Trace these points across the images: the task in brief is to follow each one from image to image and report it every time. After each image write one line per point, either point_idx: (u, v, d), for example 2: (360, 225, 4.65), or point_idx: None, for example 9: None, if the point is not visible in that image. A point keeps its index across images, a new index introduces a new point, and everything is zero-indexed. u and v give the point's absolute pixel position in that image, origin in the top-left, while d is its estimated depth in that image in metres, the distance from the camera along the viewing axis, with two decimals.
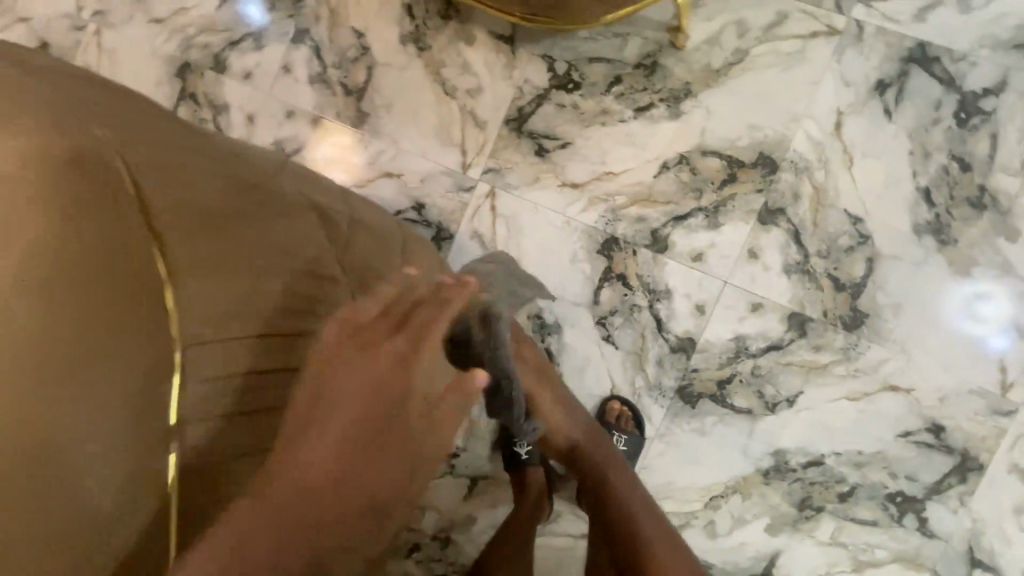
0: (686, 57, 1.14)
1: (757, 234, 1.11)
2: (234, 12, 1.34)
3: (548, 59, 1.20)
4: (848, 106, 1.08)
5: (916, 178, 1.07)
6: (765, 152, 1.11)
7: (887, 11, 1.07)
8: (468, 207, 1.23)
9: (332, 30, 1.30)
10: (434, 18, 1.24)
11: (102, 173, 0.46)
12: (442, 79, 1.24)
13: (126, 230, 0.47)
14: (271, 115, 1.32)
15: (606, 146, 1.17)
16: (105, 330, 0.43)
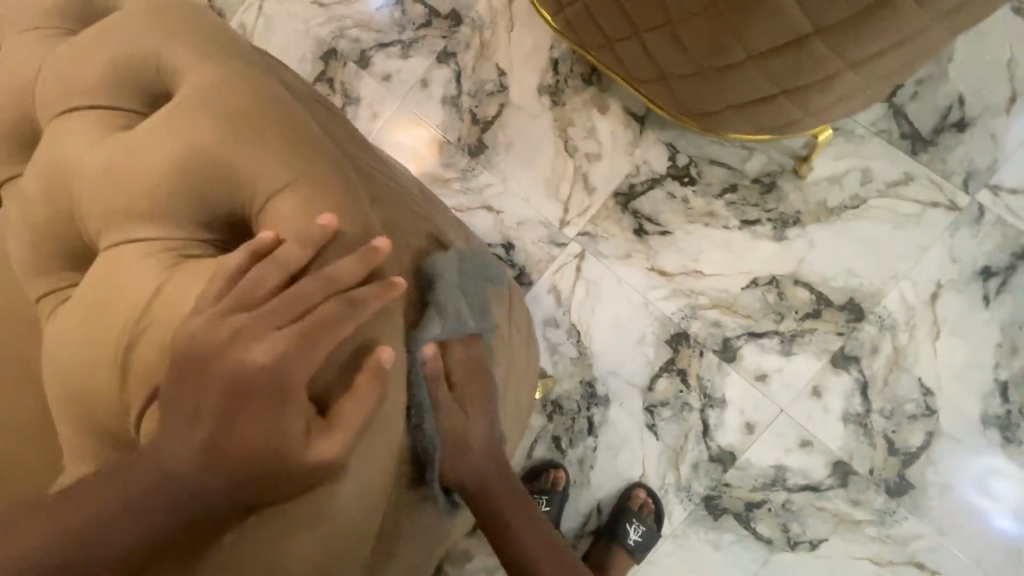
0: (804, 187, 1.17)
1: (825, 374, 1.13)
2: (393, 17, 1.42)
3: (671, 148, 1.24)
4: (950, 281, 1.10)
5: (996, 369, 1.08)
6: (856, 299, 1.13)
7: (1011, 204, 1.09)
8: (555, 261, 1.26)
9: (477, 60, 1.36)
10: (576, 79, 1.30)
11: (201, 181, 0.50)
12: (566, 136, 1.29)
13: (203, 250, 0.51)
14: (396, 121, 1.38)
15: (703, 245, 1.20)
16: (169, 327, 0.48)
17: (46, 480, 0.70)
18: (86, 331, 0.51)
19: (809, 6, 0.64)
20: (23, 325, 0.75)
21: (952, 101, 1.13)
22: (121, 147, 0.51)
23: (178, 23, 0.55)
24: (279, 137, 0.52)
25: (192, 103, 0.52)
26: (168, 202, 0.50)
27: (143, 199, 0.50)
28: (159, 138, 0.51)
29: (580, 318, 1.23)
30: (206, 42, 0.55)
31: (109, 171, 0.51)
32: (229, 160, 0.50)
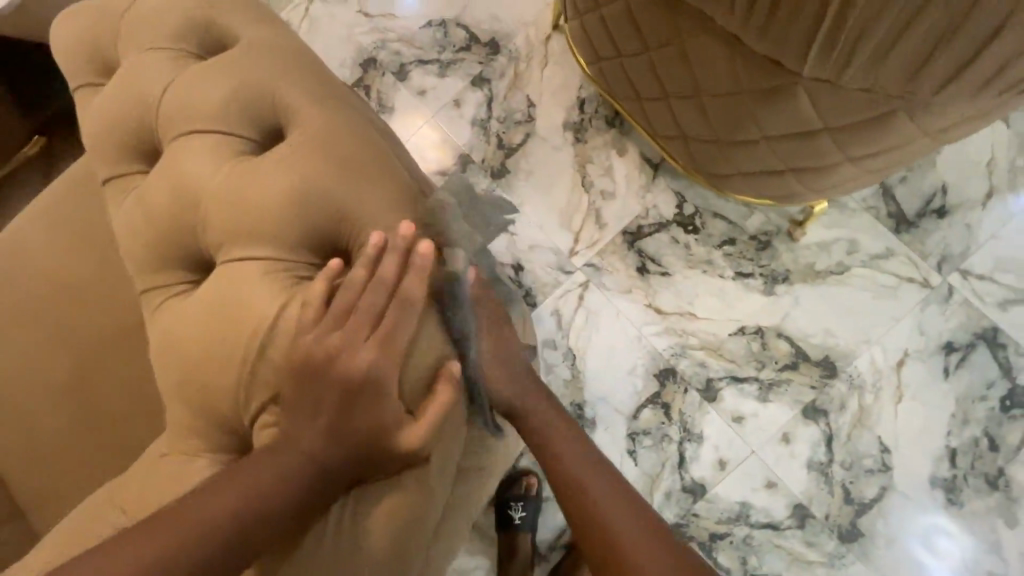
0: (796, 249, 1.27)
1: (796, 423, 1.22)
2: (433, 37, 1.49)
3: (680, 196, 1.34)
4: (916, 351, 1.21)
5: (948, 436, 1.18)
6: (831, 358, 1.23)
7: (977, 288, 1.21)
8: (560, 287, 1.34)
9: (510, 89, 1.44)
10: (600, 120, 1.39)
11: (312, 213, 0.52)
12: (584, 171, 1.38)
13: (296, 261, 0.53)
14: (426, 135, 1.45)
15: (698, 290, 1.30)
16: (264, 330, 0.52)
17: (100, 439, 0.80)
18: (192, 346, 0.53)
19: (820, 111, 0.72)
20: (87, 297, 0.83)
21: (936, 189, 1.24)
22: (246, 178, 0.52)
23: (285, 59, 0.56)
24: (388, 181, 0.56)
25: (311, 143, 0.53)
26: (289, 236, 0.52)
27: (266, 231, 0.52)
28: (285, 173, 0.52)
29: (576, 343, 1.31)
30: (316, 82, 0.57)
31: (233, 200, 0.52)
32: (346, 197, 0.53)
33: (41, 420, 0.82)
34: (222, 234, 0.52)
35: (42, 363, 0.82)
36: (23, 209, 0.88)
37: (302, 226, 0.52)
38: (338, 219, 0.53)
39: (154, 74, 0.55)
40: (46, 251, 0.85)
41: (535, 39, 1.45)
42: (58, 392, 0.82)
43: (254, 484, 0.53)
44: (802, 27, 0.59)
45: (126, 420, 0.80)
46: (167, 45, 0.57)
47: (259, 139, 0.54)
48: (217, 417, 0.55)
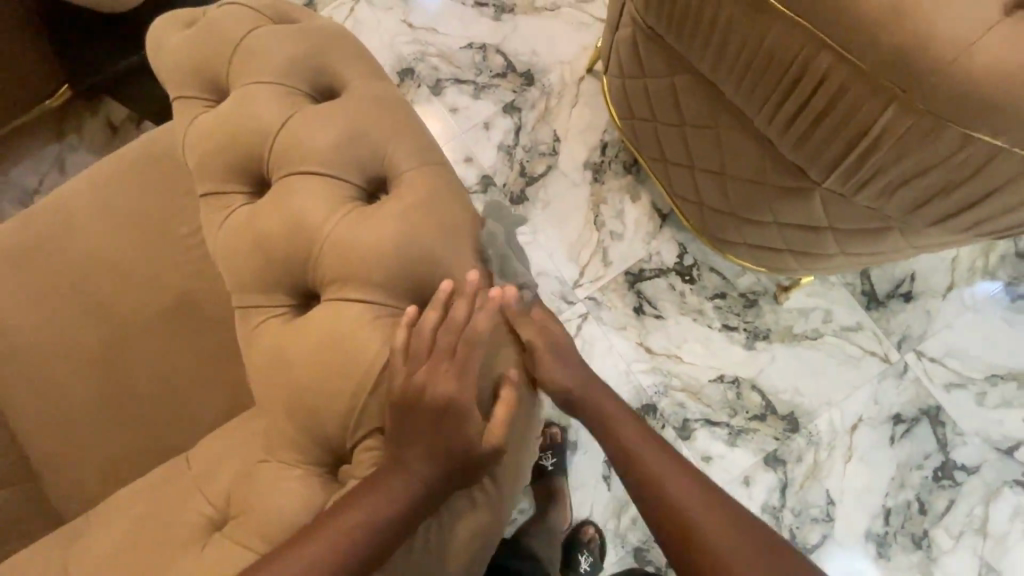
0: (778, 310, 1.40)
1: (757, 468, 1.34)
2: (472, 59, 1.56)
3: (682, 247, 1.44)
4: (869, 417, 1.34)
5: (886, 496, 1.32)
6: (796, 414, 1.36)
7: (929, 368, 1.35)
8: (560, 315, 1.42)
9: (538, 121, 1.52)
10: (619, 164, 1.49)
11: (412, 262, 0.57)
12: (597, 211, 1.47)
13: (390, 302, 0.58)
14: (452, 152, 1.51)
15: (687, 336, 1.40)
16: (355, 362, 0.57)
17: (136, 413, 0.85)
18: (284, 369, 0.59)
19: (830, 215, 0.83)
20: (137, 277, 0.88)
21: (905, 276, 1.39)
22: (353, 222, 0.57)
23: (391, 115, 0.62)
24: (475, 237, 0.60)
25: (409, 196, 0.59)
26: (389, 277, 0.57)
27: (367, 271, 0.57)
28: (391, 222, 0.57)
29: None
30: (415, 136, 0.62)
31: (341, 241, 0.57)
32: (440, 245, 0.58)
33: (71, 391, 0.85)
34: (328, 269, 0.58)
35: (87, 333, 0.86)
36: (76, 183, 0.91)
37: (401, 269, 0.57)
38: (432, 266, 0.58)
39: (272, 111, 0.61)
40: (96, 227, 0.89)
41: (569, 78, 1.54)
42: (93, 365, 0.86)
43: (366, 501, 0.56)
44: (830, 154, 0.70)
45: (165, 398, 0.85)
46: (285, 86, 0.63)
47: (364, 185, 0.60)
48: (284, 423, 0.60)
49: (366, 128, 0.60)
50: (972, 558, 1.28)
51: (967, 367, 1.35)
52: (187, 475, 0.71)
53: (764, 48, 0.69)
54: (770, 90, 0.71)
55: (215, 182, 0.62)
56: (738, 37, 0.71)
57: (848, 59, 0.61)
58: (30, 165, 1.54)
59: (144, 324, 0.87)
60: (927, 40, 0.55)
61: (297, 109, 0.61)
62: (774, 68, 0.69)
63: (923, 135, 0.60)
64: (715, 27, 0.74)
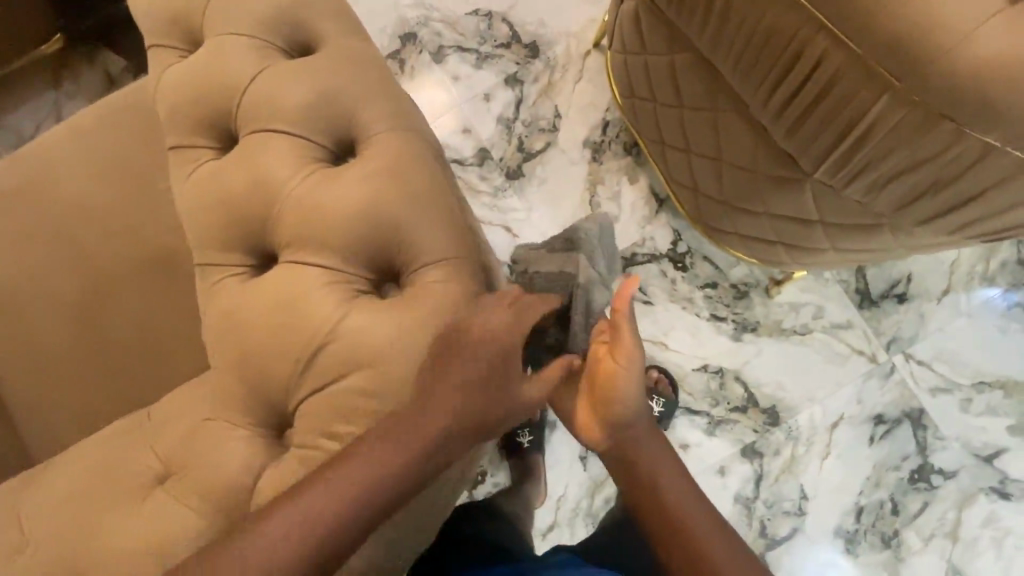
0: (769, 304, 1.38)
1: (733, 458, 1.35)
2: (477, 27, 1.51)
3: (677, 234, 1.42)
4: (850, 416, 1.34)
5: (859, 495, 1.32)
6: (777, 408, 1.35)
7: (916, 371, 1.34)
8: None
9: (540, 95, 1.48)
10: (619, 145, 1.45)
11: (365, 232, 0.56)
12: (594, 191, 1.44)
13: (341, 270, 0.57)
14: (451, 122, 1.48)
15: (674, 324, 1.39)
16: (301, 330, 0.56)
17: (113, 366, 0.85)
18: (241, 328, 0.58)
19: (820, 208, 0.80)
20: (118, 230, 0.87)
21: (901, 276, 1.37)
22: (319, 184, 0.57)
23: (366, 76, 0.60)
24: (444, 205, 0.59)
25: (377, 160, 0.58)
26: (351, 243, 0.57)
27: (329, 234, 0.56)
28: (356, 189, 0.56)
29: None
30: (390, 99, 0.60)
31: (304, 202, 0.56)
32: (407, 211, 0.57)
33: (48, 338, 0.85)
34: (289, 231, 0.57)
35: (65, 283, 0.86)
36: (62, 131, 0.90)
37: (364, 235, 0.56)
38: (396, 234, 0.57)
39: (242, 67, 0.59)
40: (76, 178, 0.88)
41: (575, 52, 1.49)
42: (71, 314, 0.86)
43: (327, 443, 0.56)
44: (821, 143, 0.67)
45: (139, 353, 0.85)
46: (257, 41, 0.61)
47: (326, 148, 0.58)
48: (243, 385, 0.60)
49: (338, 88, 0.58)
50: (940, 561, 1.28)
51: (956, 373, 1.34)
52: (148, 428, 0.71)
53: (761, 25, 0.65)
54: (767, 70, 0.68)
55: (184, 135, 0.61)
56: (737, 12, 0.68)
57: (846, 42, 0.57)
58: (25, 110, 1.52)
59: (122, 276, 0.86)
60: (932, 24, 0.52)
61: (269, 64, 0.59)
62: (771, 47, 0.65)
63: (918, 126, 0.57)
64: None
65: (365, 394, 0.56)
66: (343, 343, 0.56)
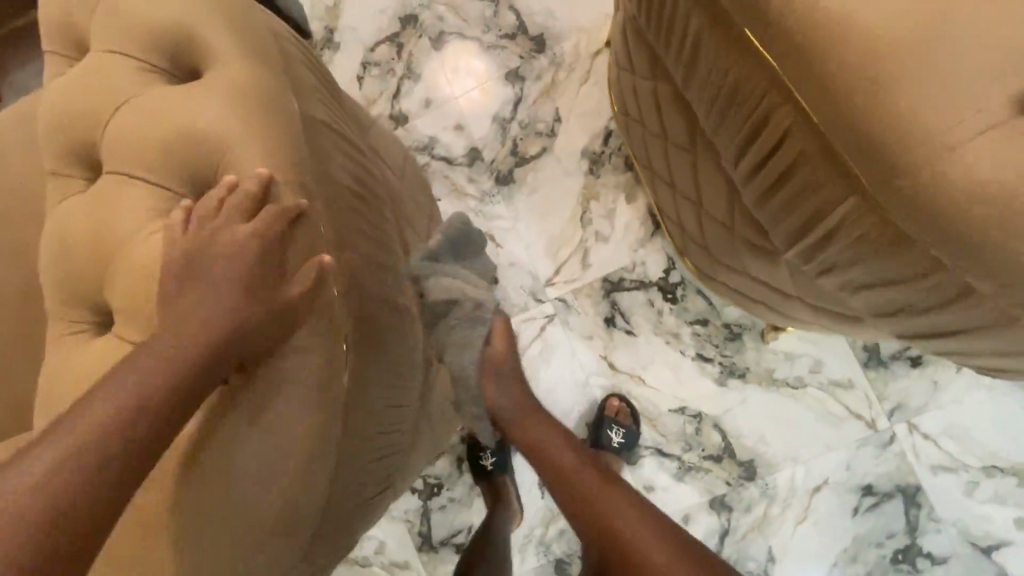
0: (763, 350, 1.26)
1: (700, 508, 1.25)
2: (483, 14, 1.40)
3: (670, 262, 1.31)
4: (835, 481, 1.22)
5: (833, 568, 1.21)
6: (755, 462, 1.25)
7: (919, 445, 1.21)
8: (526, 312, 1.33)
9: (541, 95, 1.37)
10: (620, 158, 1.34)
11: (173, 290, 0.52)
12: (586, 206, 1.34)
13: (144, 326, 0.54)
14: (443, 117, 1.39)
15: (654, 358, 1.29)
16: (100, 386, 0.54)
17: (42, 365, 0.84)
18: (95, 378, 0.55)
19: (798, 287, 0.69)
20: None
21: None
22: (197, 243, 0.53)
23: (267, 118, 0.55)
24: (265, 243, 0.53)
25: (261, 216, 0.53)
26: (167, 309, 0.52)
27: (170, 293, 0.52)
28: (226, 250, 0.53)
29: (525, 369, 1.32)
30: (289, 149, 0.56)
31: (180, 261, 0.53)
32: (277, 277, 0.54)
33: None
34: (149, 282, 0.53)
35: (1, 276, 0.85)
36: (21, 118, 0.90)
37: (200, 301, 0.52)
38: (237, 303, 0.52)
39: (116, 93, 0.55)
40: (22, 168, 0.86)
41: (583, 50, 1.36)
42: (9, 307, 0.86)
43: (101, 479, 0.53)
44: (790, 227, 0.61)
45: None
46: (139, 62, 0.56)
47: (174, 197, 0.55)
48: None
49: (223, 134, 0.54)
50: None
51: (964, 453, 1.20)
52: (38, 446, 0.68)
53: (727, 85, 0.59)
54: (736, 135, 0.61)
55: (67, 162, 0.57)
56: (707, 64, 0.61)
57: (811, 125, 0.51)
58: None
59: None
60: (911, 127, 0.45)
61: (153, 95, 0.55)
62: (737, 111, 0.59)
63: (884, 245, 0.51)
64: (687, 45, 0.63)
65: (236, 461, 0.56)
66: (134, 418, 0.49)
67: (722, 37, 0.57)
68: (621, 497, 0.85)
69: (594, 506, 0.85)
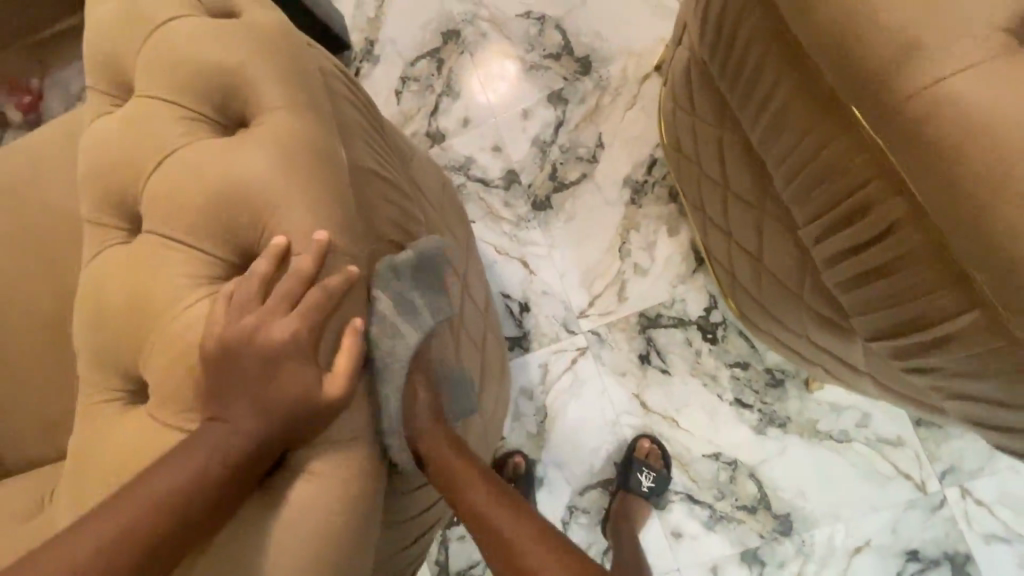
0: (806, 399, 1.20)
1: (730, 561, 1.18)
2: (528, 32, 1.36)
3: (711, 300, 1.25)
4: (877, 543, 1.15)
5: None
6: (791, 516, 1.18)
7: (971, 511, 1.13)
8: (557, 343, 1.29)
9: (584, 119, 1.32)
10: (663, 189, 1.28)
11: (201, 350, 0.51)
12: (625, 237, 1.29)
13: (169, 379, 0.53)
14: (482, 136, 1.35)
15: (689, 400, 1.24)
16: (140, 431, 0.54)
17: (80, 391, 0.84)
18: (141, 439, 0.54)
19: (871, 366, 0.64)
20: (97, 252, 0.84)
21: None
22: (249, 309, 0.51)
23: (314, 175, 0.52)
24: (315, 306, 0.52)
25: (313, 281, 0.51)
26: (217, 384, 0.51)
27: (216, 363, 0.51)
28: (277, 317, 0.51)
29: (552, 402, 1.27)
30: (337, 206, 0.53)
31: (227, 327, 0.51)
32: (327, 342, 0.53)
33: (23, 349, 0.85)
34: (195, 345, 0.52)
35: (42, 296, 0.85)
36: (62, 136, 0.88)
37: (248, 374, 0.51)
38: (287, 377, 0.51)
39: (161, 146, 0.52)
40: (68, 189, 0.86)
41: (631, 74, 1.31)
42: (45, 326, 0.85)
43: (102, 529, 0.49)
44: (877, 321, 0.56)
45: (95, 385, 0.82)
46: (182, 110, 0.53)
47: (214, 257, 0.53)
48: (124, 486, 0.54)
49: (271, 193, 0.51)
50: None
51: (1020, 523, 1.12)
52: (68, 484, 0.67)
53: (815, 163, 0.54)
54: (817, 213, 0.57)
55: (111, 212, 0.56)
56: (791, 134, 0.56)
57: (924, 225, 0.47)
58: (75, 71, 1.53)
59: None
60: None
61: (196, 147, 0.52)
62: (824, 190, 0.55)
63: (1002, 366, 0.46)
64: (768, 107, 0.58)
65: (263, 545, 0.51)
66: (195, 499, 0.49)
67: (818, 110, 0.52)
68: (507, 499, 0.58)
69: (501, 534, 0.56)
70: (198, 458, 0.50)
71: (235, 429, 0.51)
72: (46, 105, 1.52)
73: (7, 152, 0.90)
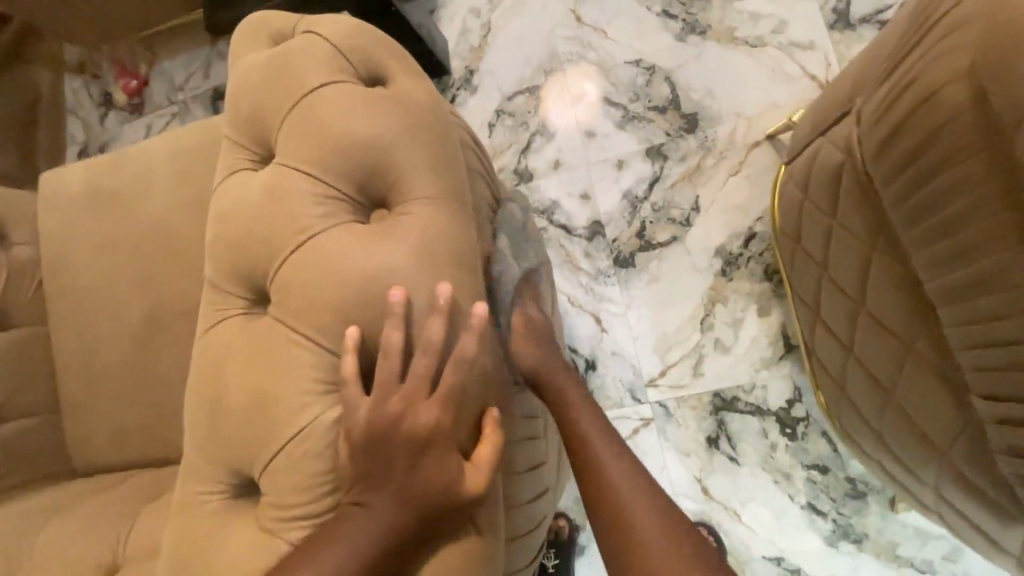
0: (889, 520, 1.10)
1: None
2: (635, 80, 1.31)
3: (795, 393, 1.16)
4: None
5: None
6: None
7: None
8: (621, 408, 1.21)
9: (682, 179, 1.26)
10: (759, 266, 1.21)
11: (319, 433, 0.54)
12: (710, 309, 1.21)
13: (299, 467, 0.55)
14: (570, 181, 1.30)
15: (755, 496, 1.14)
16: (272, 512, 0.56)
17: (160, 412, 0.85)
18: (267, 520, 0.56)
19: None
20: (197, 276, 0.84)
21: None
22: (383, 392, 0.52)
23: (455, 272, 0.54)
24: (435, 402, 0.52)
25: (454, 373, 0.53)
26: (354, 475, 0.53)
27: (349, 445, 0.53)
28: (407, 405, 0.52)
29: None
30: (468, 302, 0.54)
31: (366, 416, 0.52)
32: (452, 440, 0.53)
33: (114, 358, 0.86)
34: (333, 418, 0.55)
35: (140, 310, 0.86)
36: (169, 148, 0.89)
37: (386, 466, 0.52)
38: (417, 489, 0.51)
39: (299, 226, 0.55)
40: (176, 207, 0.86)
41: (740, 138, 1.25)
42: (136, 337, 0.86)
43: None
44: None
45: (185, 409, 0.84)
46: (320, 189, 0.55)
47: (328, 343, 0.55)
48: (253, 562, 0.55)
49: (407, 281, 0.53)
50: None
51: None
52: None
53: None
54: (1010, 397, 0.51)
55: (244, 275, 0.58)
56: (998, 302, 0.50)
57: None
58: (181, 62, 1.55)
59: (181, 319, 0.85)
60: None
61: (334, 234, 0.55)
62: None
63: None
64: (966, 263, 0.52)
65: None
66: None
67: None
68: (616, 448, 0.65)
69: (610, 490, 0.62)
70: (341, 548, 0.51)
71: (376, 523, 0.51)
72: (150, 92, 1.54)
73: (117, 156, 0.92)
